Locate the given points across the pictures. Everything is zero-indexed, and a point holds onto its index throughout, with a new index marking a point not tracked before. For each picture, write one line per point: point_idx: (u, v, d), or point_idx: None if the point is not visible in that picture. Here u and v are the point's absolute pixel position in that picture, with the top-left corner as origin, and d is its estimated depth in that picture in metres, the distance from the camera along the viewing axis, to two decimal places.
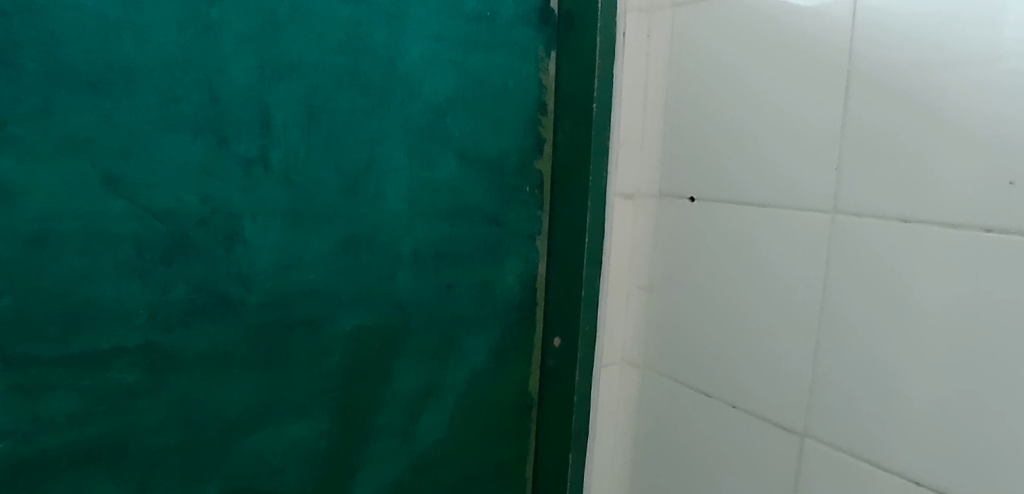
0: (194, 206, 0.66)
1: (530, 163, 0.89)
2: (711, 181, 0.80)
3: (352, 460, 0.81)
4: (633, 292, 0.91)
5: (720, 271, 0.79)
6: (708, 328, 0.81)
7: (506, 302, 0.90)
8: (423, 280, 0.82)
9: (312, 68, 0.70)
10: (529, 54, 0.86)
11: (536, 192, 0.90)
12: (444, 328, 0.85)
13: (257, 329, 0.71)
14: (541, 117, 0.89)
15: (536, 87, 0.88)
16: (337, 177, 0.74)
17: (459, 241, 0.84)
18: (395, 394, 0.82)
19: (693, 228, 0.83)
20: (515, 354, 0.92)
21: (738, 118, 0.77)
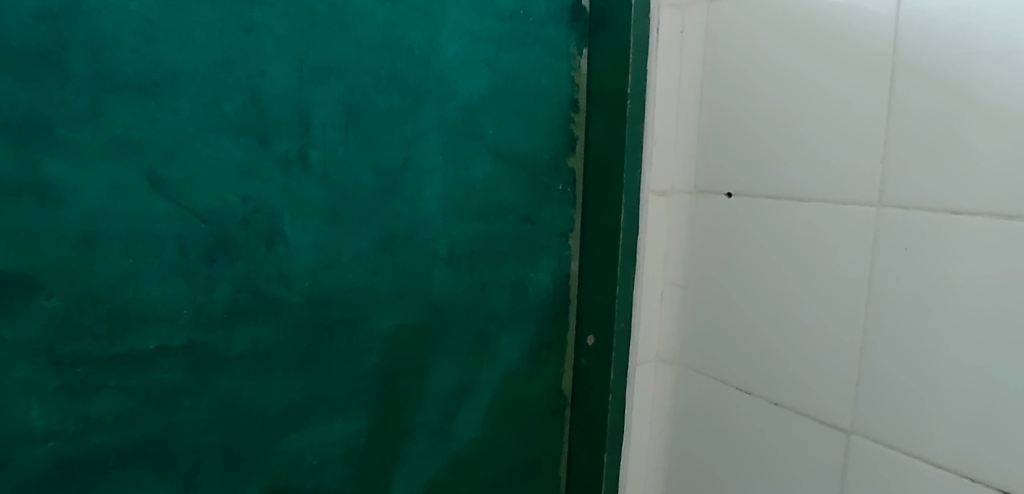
0: (236, 207, 0.66)
1: (563, 161, 0.89)
2: (750, 176, 0.79)
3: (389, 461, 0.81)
4: (667, 289, 0.91)
5: (760, 268, 0.78)
6: (747, 324, 0.80)
7: (539, 301, 0.90)
8: (458, 279, 0.82)
9: (350, 67, 0.71)
10: (561, 52, 0.86)
11: (569, 190, 0.90)
12: (479, 328, 0.85)
13: (297, 328, 0.71)
14: (573, 115, 0.88)
15: (568, 84, 0.87)
16: (374, 177, 0.74)
17: (493, 240, 0.84)
18: (431, 393, 0.82)
19: (731, 224, 0.82)
20: (549, 353, 0.92)
21: (777, 112, 0.76)
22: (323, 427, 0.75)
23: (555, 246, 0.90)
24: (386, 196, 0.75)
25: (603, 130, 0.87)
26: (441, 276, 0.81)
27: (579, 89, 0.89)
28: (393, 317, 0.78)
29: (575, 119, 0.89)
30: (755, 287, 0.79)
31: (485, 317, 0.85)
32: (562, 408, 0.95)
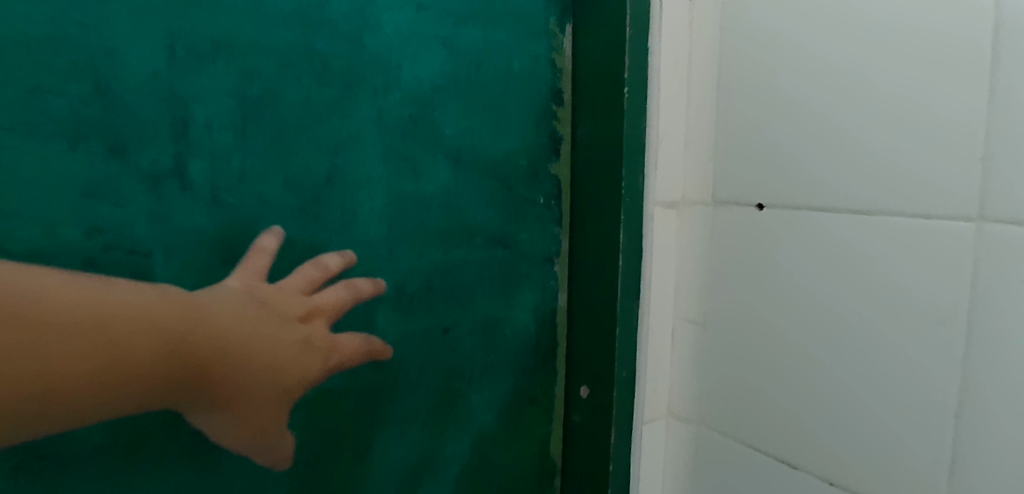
0: (85, 240, 0.47)
1: (545, 167, 0.70)
2: (791, 181, 0.60)
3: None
4: (681, 327, 0.72)
5: (806, 303, 0.60)
6: (789, 374, 0.62)
7: (520, 344, 0.71)
8: (412, 323, 0.63)
9: (248, 47, 0.52)
10: (538, 29, 0.68)
11: (553, 203, 0.71)
12: (440, 385, 0.66)
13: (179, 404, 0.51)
14: (556, 109, 0.70)
15: (548, 70, 0.69)
16: (288, 196, 0.55)
17: (456, 272, 0.65)
18: (380, 472, 0.63)
19: (763, 244, 0.63)
20: (532, 409, 0.73)
21: (826, 96, 0.57)
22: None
23: (538, 275, 0.71)
24: (312, 219, 0.56)
25: (596, 127, 0.68)
26: (387, 322, 0.62)
27: (562, 76, 0.70)
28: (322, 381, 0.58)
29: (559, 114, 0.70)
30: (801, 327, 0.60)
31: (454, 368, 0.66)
32: (551, 477, 0.75)
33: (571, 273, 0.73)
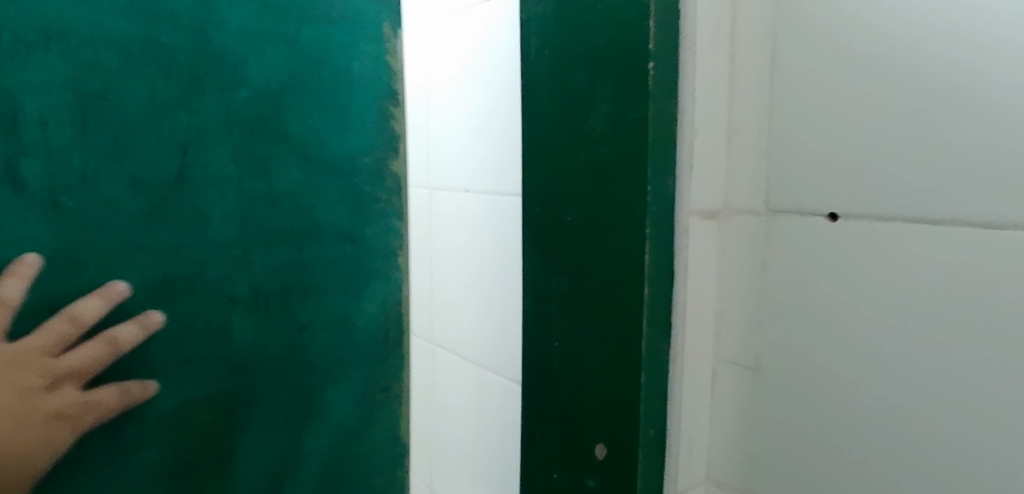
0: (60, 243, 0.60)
1: (387, 163, 0.81)
2: (889, 182, 0.46)
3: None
4: (724, 372, 0.56)
5: (865, 341, 0.47)
6: (822, 421, 0.50)
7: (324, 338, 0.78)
8: (252, 319, 0.72)
9: (87, 38, 0.59)
10: (370, 28, 0.77)
11: (400, 199, 0.82)
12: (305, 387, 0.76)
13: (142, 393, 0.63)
14: (393, 108, 0.80)
15: (385, 70, 0.79)
16: (131, 192, 0.63)
17: (305, 270, 0.75)
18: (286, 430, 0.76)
19: (835, 267, 0.48)
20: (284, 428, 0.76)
21: None
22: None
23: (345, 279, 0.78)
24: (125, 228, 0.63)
25: (616, 116, 0.53)
26: (241, 325, 0.71)
27: (397, 78, 0.80)
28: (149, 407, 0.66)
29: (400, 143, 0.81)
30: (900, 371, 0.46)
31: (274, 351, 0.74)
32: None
33: (585, 303, 0.58)
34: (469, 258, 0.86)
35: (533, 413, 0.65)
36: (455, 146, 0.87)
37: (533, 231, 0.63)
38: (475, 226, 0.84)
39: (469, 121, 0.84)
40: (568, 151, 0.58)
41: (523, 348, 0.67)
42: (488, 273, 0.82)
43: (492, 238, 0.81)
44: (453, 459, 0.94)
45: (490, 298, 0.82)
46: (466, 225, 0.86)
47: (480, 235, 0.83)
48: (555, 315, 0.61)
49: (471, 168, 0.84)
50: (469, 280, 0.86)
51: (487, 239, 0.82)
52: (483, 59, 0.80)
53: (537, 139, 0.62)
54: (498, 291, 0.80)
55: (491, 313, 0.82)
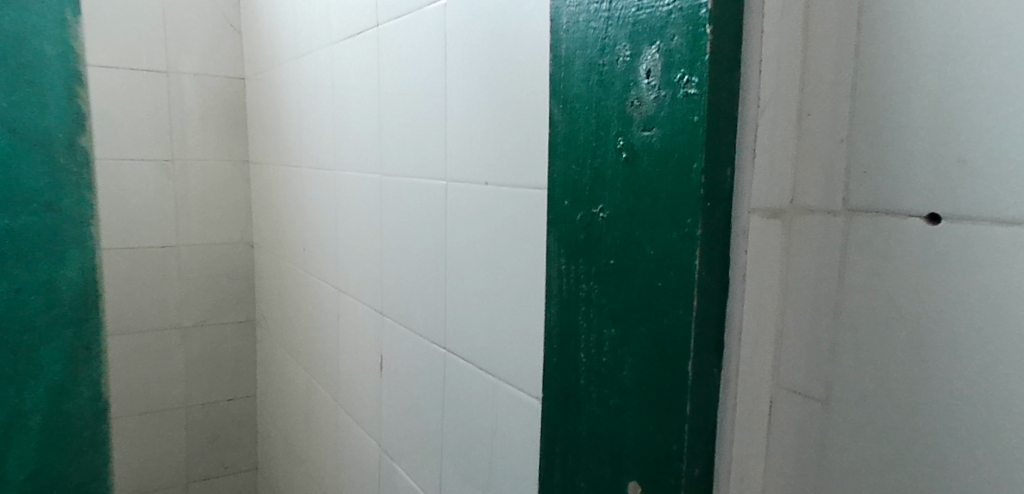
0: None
1: (77, 137, 1.65)
2: (1013, 178, 0.36)
3: (81, 371, 1.72)
4: (784, 403, 0.46)
5: (968, 376, 0.38)
6: (909, 474, 0.41)
7: (95, 278, 1.71)
8: None
9: None
10: (57, 33, 1.60)
11: (82, 170, 1.67)
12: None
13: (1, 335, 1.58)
14: (78, 90, 1.64)
15: (75, 76, 1.63)
16: None
17: (34, 234, 1.62)
18: (77, 350, 1.70)
19: (931, 282, 0.39)
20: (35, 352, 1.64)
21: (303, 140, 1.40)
22: None
23: (147, 237, 1.77)
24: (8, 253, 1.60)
25: (664, 94, 0.44)
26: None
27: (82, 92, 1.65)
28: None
29: (133, 114, 1.72)
30: (1016, 412, 0.36)
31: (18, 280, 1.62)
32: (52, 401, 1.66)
33: (617, 314, 0.49)
34: (490, 260, 0.77)
35: (553, 436, 0.57)
36: (476, 136, 0.79)
37: (559, 227, 0.55)
38: (500, 226, 0.75)
39: (494, 109, 0.75)
40: (605, 136, 0.50)
41: (544, 361, 0.58)
42: (513, 279, 0.73)
43: (520, 240, 0.72)
44: (467, 476, 0.86)
45: (515, 305, 0.73)
46: (489, 224, 0.77)
47: (505, 237, 0.74)
48: (582, 327, 0.53)
49: (497, 160, 0.75)
50: (490, 284, 0.78)
51: (514, 241, 0.73)
52: (510, 39, 0.71)
53: (565, 122, 0.53)
54: (523, 297, 0.71)
55: (516, 323, 0.73)
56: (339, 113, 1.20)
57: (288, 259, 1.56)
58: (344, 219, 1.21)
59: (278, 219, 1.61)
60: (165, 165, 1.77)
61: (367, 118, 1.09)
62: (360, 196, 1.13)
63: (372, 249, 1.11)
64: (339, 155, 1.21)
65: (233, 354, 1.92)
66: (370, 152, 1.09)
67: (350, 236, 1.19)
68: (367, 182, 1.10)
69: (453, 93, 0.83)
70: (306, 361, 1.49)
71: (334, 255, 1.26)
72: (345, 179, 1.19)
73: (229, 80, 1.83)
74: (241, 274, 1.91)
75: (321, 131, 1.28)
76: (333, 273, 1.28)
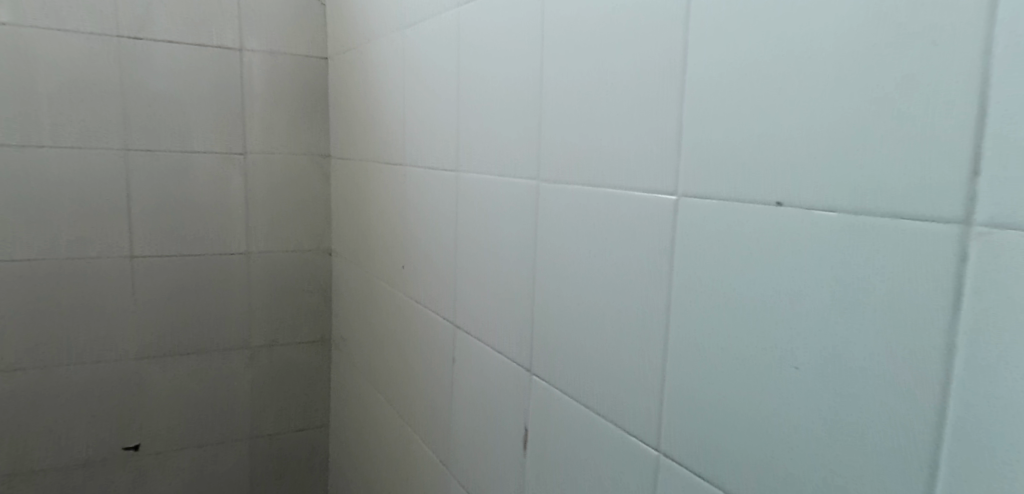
0: (15, 284, 1.36)
1: None
2: None
3: (134, 395, 1.49)
4: None
5: None
6: None
7: (151, 289, 1.48)
8: None
9: None
10: None
11: None
12: (52, 385, 1.42)
13: (21, 344, 1.38)
14: None
15: None
16: None
17: None
18: (129, 370, 1.48)
19: None
20: (89, 366, 1.44)
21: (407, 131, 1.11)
22: (14, 437, 1.39)
23: (217, 243, 1.53)
24: (54, 256, 1.38)
25: None
26: None
27: None
28: (50, 383, 1.41)
29: (198, 97, 1.47)
30: None
31: (67, 291, 1.41)
32: (104, 421, 1.47)
33: None
34: (797, 335, 0.47)
35: None
36: (773, 134, 0.48)
37: None
38: (829, 283, 0.45)
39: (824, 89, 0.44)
40: None
41: None
42: (863, 376, 0.43)
43: (887, 313, 0.41)
44: None
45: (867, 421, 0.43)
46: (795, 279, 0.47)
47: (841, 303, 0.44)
48: None
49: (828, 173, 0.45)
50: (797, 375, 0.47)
51: (868, 310, 0.43)
52: None
53: None
54: (891, 410, 0.41)
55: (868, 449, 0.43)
56: (469, 96, 0.90)
57: (382, 276, 1.28)
58: (474, 237, 0.91)
59: (370, 227, 1.34)
60: (237, 159, 1.52)
61: (520, 103, 0.78)
62: (503, 208, 0.84)
63: (519, 283, 0.81)
64: (470, 151, 0.91)
65: (308, 379, 1.67)
66: (524, 150, 0.78)
67: (481, 259, 0.89)
68: (515, 190, 0.81)
69: (710, 63, 0.53)
70: (400, 405, 1.21)
71: (456, 282, 0.97)
72: (477, 184, 0.90)
73: (311, 61, 1.57)
74: (318, 287, 1.65)
75: (439, 120, 0.99)
76: (452, 305, 0.99)
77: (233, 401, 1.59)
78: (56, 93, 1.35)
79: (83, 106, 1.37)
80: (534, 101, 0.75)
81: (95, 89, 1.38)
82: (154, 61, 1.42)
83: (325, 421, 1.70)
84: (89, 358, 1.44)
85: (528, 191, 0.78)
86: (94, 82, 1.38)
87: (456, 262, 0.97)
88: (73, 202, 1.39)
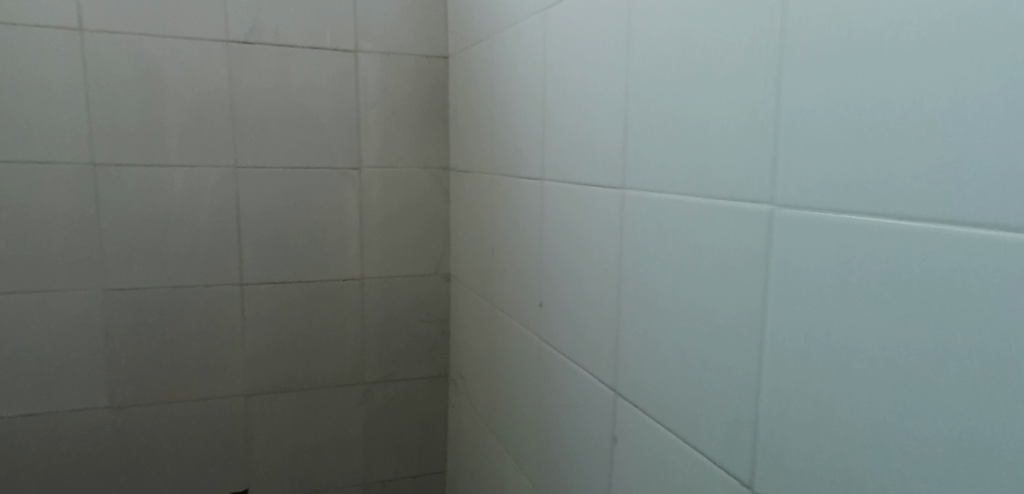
0: (123, 315, 1.26)
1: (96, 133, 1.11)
2: None
3: (243, 434, 1.36)
4: None
5: None
6: None
7: (261, 321, 1.34)
8: (27, 309, 1.20)
9: None
10: None
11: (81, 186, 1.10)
12: (164, 422, 1.31)
13: (133, 379, 1.28)
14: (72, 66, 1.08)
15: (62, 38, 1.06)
16: None
17: None
18: (238, 408, 1.35)
19: None
20: (202, 402, 1.33)
21: (552, 137, 0.89)
22: (127, 477, 1.30)
23: (333, 268, 1.38)
24: (162, 284, 1.28)
25: None
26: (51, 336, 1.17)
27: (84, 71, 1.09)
28: (163, 420, 1.31)
29: (311, 106, 1.32)
30: None
31: (178, 320, 1.29)
32: (215, 462, 1.35)
33: None
34: None
35: None
36: None
37: None
38: None
39: None
40: None
41: None
42: None
43: None
44: None
45: None
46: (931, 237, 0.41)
47: (983, 282, 0.39)
48: None
49: (1002, 139, 0.37)
50: None
51: None
52: None
53: None
54: None
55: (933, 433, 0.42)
56: (651, 88, 0.67)
57: (513, 313, 1.07)
58: (652, 277, 0.68)
59: (497, 252, 1.14)
60: (350, 174, 1.36)
61: (746, 92, 0.54)
62: (704, 239, 0.60)
63: (739, 353, 0.56)
64: (648, 161, 0.68)
65: (425, 419, 1.49)
66: (750, 161, 0.54)
67: (664, 307, 0.66)
68: (726, 214, 0.57)
69: None
70: (535, 473, 0.98)
71: (620, 334, 0.73)
72: (657, 203, 0.66)
73: (431, 62, 1.39)
74: (436, 317, 1.47)
75: (599, 124, 0.76)
76: (613, 363, 0.75)
77: (345, 444, 1.44)
78: (167, 107, 1.24)
79: (194, 121, 1.25)
80: (774, 88, 0.52)
81: (205, 101, 1.25)
82: (266, 69, 1.28)
83: (441, 466, 1.52)
84: (201, 394, 1.33)
85: (754, 217, 0.54)
86: (205, 94, 1.25)
87: (622, 306, 0.73)
88: (183, 225, 1.27)
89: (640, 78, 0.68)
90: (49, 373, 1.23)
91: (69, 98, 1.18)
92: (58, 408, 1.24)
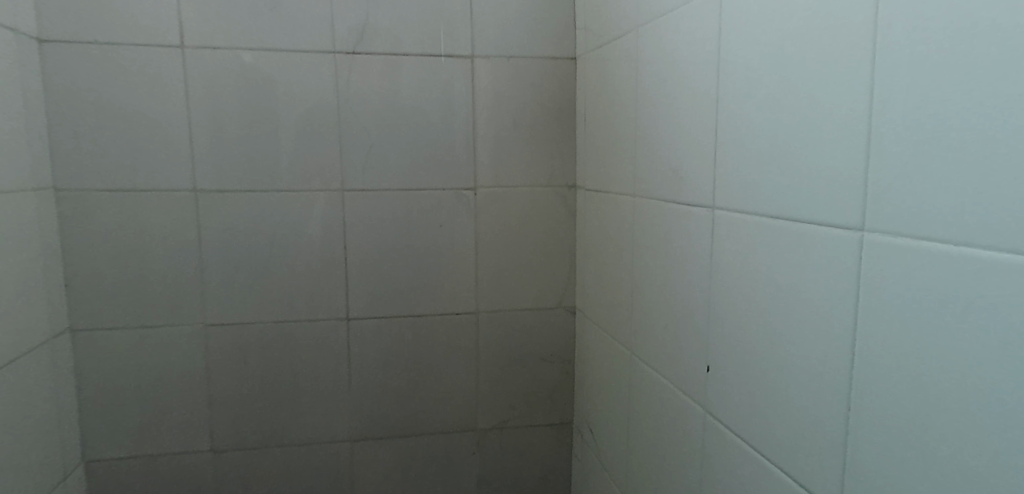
0: (222, 353, 1.16)
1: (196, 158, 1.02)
2: None
3: (346, 482, 1.24)
4: None
5: None
6: None
7: (366, 361, 1.21)
8: (131, 346, 1.13)
9: None
10: None
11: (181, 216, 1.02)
12: (268, 466, 1.21)
13: (237, 420, 1.19)
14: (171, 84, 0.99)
15: None
16: None
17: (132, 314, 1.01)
18: (342, 454, 1.23)
19: None
20: (307, 447, 1.22)
21: (736, 157, 0.68)
22: None
23: (448, 300, 1.23)
24: (264, 318, 1.17)
25: None
26: None
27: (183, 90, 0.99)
28: (266, 464, 1.21)
29: (424, 121, 1.18)
30: None
31: (282, 359, 1.19)
32: None
33: None
34: None
35: None
36: None
37: None
38: None
39: None
40: None
41: None
42: None
43: None
44: None
45: None
46: None
47: None
48: None
49: None
50: None
51: None
52: None
53: None
54: None
55: None
56: (932, 87, 0.47)
57: (665, 370, 0.88)
58: (935, 356, 0.48)
59: (642, 291, 0.94)
60: (465, 195, 1.21)
61: None
62: None
63: None
64: (926, 190, 0.48)
65: (547, 471, 1.32)
66: None
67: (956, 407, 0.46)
68: None
69: None
70: None
71: (849, 421, 0.55)
72: (959, 258, 0.46)
73: (556, 67, 1.21)
74: (560, 357, 1.29)
75: (828, 137, 0.56)
76: (839, 459, 0.57)
77: None
78: (273, 126, 1.13)
79: (300, 141, 1.14)
80: None
81: (310, 119, 1.14)
82: (374, 81, 1.15)
83: None
84: (307, 439, 1.22)
85: None
86: (310, 111, 1.13)
87: (856, 383, 0.54)
88: (288, 255, 1.16)
89: (907, 76, 0.49)
90: (153, 413, 1.15)
91: (171, 120, 1.09)
92: (159, 451, 1.17)
